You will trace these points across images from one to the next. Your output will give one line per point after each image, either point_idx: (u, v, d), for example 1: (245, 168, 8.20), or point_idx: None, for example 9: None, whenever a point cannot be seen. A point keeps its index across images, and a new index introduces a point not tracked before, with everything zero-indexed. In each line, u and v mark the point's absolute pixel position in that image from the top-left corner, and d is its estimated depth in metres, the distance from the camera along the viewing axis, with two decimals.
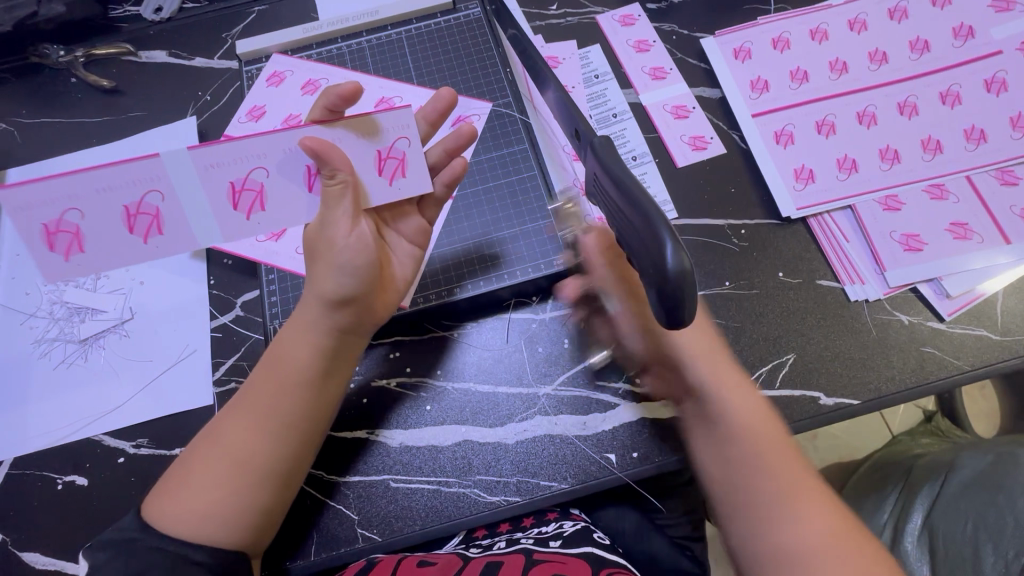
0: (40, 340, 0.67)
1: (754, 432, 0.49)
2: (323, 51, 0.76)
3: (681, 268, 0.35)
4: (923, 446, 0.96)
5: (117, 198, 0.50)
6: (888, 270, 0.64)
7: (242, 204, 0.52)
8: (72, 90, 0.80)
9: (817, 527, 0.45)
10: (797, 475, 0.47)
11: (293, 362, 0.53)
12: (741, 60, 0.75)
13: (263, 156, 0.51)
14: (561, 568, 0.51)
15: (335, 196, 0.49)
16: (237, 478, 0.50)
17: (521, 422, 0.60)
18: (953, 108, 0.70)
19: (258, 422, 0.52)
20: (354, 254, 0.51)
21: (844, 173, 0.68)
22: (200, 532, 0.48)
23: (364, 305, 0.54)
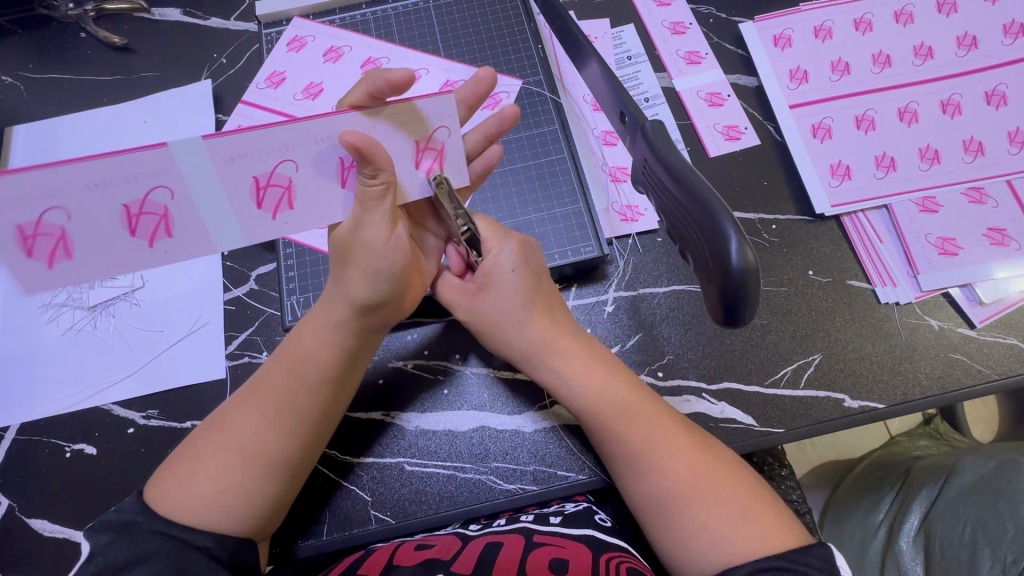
0: (48, 305, 0.65)
1: (597, 401, 0.52)
2: (346, 17, 0.73)
3: (746, 266, 0.33)
4: (922, 448, 0.95)
5: (114, 195, 0.45)
6: (921, 273, 0.62)
7: (266, 202, 0.48)
8: (81, 46, 0.77)
9: (667, 477, 0.50)
10: (655, 433, 0.51)
11: (311, 358, 0.52)
12: (781, 47, 0.72)
13: (290, 149, 0.46)
14: (560, 553, 0.51)
15: (376, 198, 0.46)
16: (245, 468, 0.49)
17: (540, 411, 0.60)
18: (998, 109, 0.67)
19: (273, 417, 0.50)
20: (395, 261, 0.49)
21: (881, 171, 0.66)
22: (202, 519, 0.47)
23: (391, 307, 0.52)
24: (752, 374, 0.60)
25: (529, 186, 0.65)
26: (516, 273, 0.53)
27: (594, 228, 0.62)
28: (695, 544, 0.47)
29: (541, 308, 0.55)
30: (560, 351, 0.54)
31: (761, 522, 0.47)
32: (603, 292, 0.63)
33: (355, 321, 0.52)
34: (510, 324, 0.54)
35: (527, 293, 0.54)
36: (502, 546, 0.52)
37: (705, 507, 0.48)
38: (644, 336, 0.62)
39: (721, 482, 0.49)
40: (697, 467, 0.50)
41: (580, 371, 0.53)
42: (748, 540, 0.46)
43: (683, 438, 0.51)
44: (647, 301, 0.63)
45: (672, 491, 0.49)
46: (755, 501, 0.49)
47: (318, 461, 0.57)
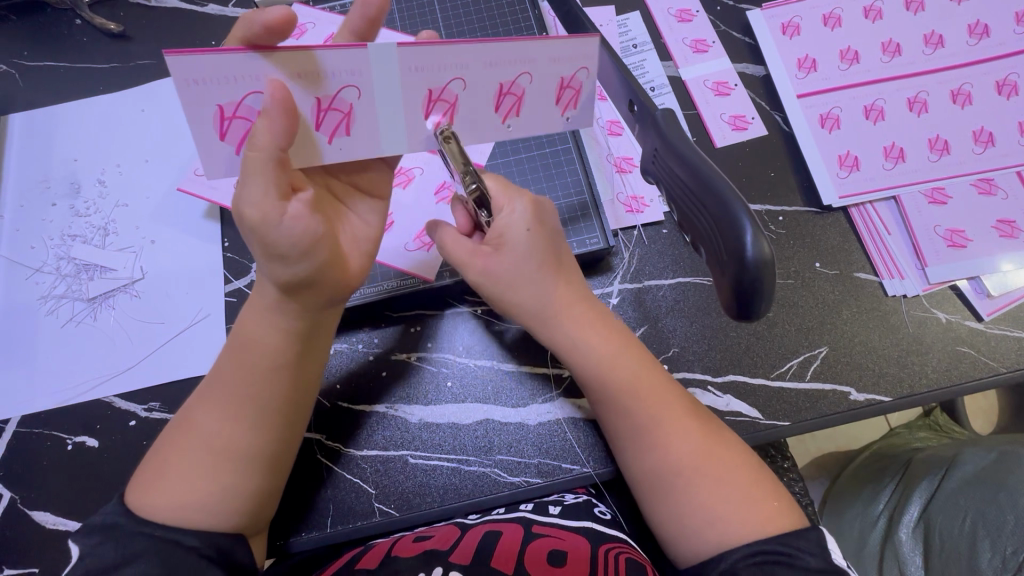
0: (47, 297, 0.65)
1: (607, 369, 0.52)
2: (346, 3, 0.72)
3: (762, 260, 0.33)
4: (922, 439, 0.95)
5: (213, 93, 0.42)
6: (929, 266, 0.62)
7: (326, 124, 0.45)
8: (76, 33, 0.75)
9: (673, 454, 0.49)
10: (665, 408, 0.51)
11: (259, 345, 0.49)
12: (790, 35, 0.71)
13: (356, 74, 0.43)
14: (558, 546, 0.50)
15: (259, 166, 0.41)
16: (217, 466, 0.48)
17: (544, 404, 0.59)
18: (1010, 98, 0.66)
19: (223, 407, 0.49)
20: (300, 238, 0.43)
21: (891, 162, 0.65)
22: (182, 518, 0.47)
23: (321, 287, 0.48)
24: (758, 366, 0.60)
25: (533, 177, 0.64)
26: (529, 234, 0.50)
27: (598, 219, 0.61)
28: (696, 523, 0.47)
29: (555, 270, 0.52)
30: (575, 317, 0.53)
31: (760, 503, 0.47)
32: (607, 284, 0.63)
33: (285, 305, 0.48)
34: (526, 284, 0.52)
35: (540, 254, 0.51)
36: (499, 536, 0.52)
37: (704, 488, 0.48)
38: (649, 328, 0.61)
39: (721, 466, 0.49)
40: (698, 454, 0.49)
41: (593, 339, 0.52)
42: (742, 523, 0.46)
43: (686, 423, 0.50)
44: (652, 293, 0.62)
45: (676, 468, 0.49)
46: (756, 486, 0.48)
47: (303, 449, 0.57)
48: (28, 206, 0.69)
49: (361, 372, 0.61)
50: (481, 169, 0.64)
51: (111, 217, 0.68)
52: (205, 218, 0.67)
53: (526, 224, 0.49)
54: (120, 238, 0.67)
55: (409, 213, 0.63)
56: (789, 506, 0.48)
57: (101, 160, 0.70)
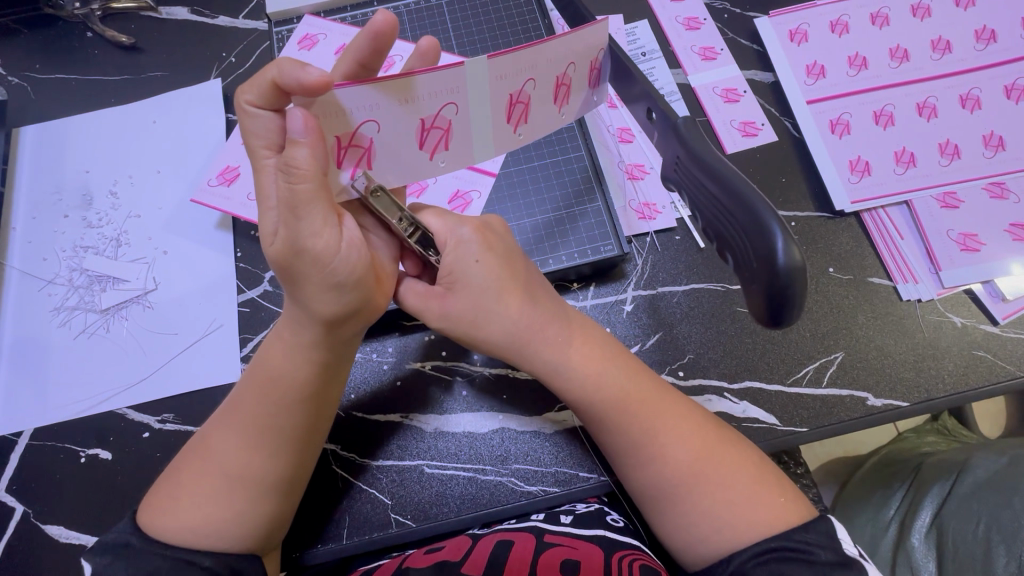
0: (60, 308, 0.65)
1: (595, 390, 0.50)
2: (358, 14, 0.72)
3: (793, 266, 0.32)
4: (931, 444, 0.95)
5: (329, 128, 0.42)
6: (943, 270, 0.62)
7: (430, 143, 0.47)
8: (88, 45, 0.76)
9: (672, 463, 0.49)
10: (665, 419, 0.50)
11: (286, 376, 0.48)
12: (797, 42, 0.72)
13: (457, 91, 0.44)
14: (571, 555, 0.50)
15: (308, 197, 0.40)
16: (235, 491, 0.48)
17: (560, 413, 0.59)
18: (1019, 102, 0.67)
19: (250, 438, 0.48)
20: (355, 266, 0.44)
21: (901, 167, 0.65)
22: (192, 540, 0.47)
23: (361, 313, 0.47)
24: (773, 372, 0.59)
25: (545, 184, 0.64)
26: (480, 264, 0.49)
27: (612, 229, 0.61)
28: (700, 532, 0.47)
29: (519, 291, 0.50)
30: (548, 340, 0.51)
31: (769, 505, 0.47)
32: (621, 291, 0.63)
33: (317, 338, 0.47)
34: (488, 316, 0.50)
35: (497, 281, 0.49)
36: (513, 546, 0.52)
37: (706, 491, 0.48)
38: (664, 335, 0.61)
39: (722, 466, 0.49)
40: (701, 454, 0.49)
41: (570, 360, 0.51)
42: (752, 525, 0.46)
43: (692, 425, 0.50)
44: (666, 300, 0.62)
45: (675, 478, 0.49)
46: (764, 484, 0.48)
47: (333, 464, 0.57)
48: (41, 218, 0.69)
49: (376, 381, 0.60)
50: (494, 178, 0.64)
51: (123, 228, 0.68)
52: (217, 228, 0.67)
53: (478, 259, 0.49)
54: (133, 248, 0.67)
55: None
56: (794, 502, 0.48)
57: (113, 171, 0.71)
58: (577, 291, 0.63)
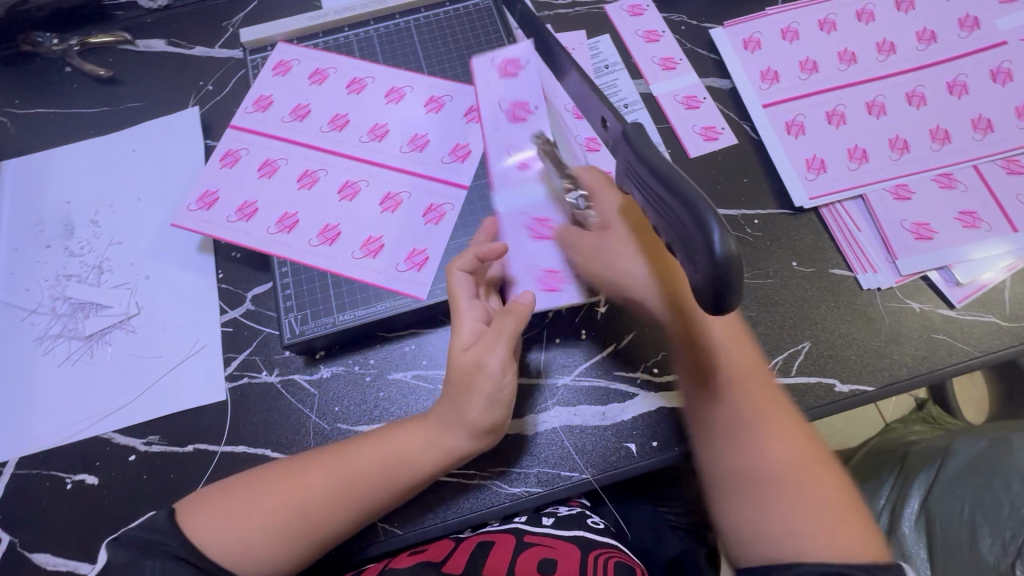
0: (43, 336, 0.65)
1: (744, 372, 0.51)
2: (330, 40, 0.75)
3: (731, 257, 0.33)
4: (916, 433, 0.97)
5: (218, 212, 0.66)
6: (899, 258, 0.64)
7: (265, 174, 0.68)
8: (66, 79, 0.78)
9: (781, 457, 0.48)
10: (779, 415, 0.50)
11: (412, 459, 0.52)
12: (751, 50, 0.75)
13: (272, 150, 0.69)
14: (549, 554, 0.55)
15: (502, 326, 0.53)
16: (298, 534, 0.50)
17: (541, 413, 0.60)
18: (960, 98, 0.71)
19: (350, 498, 0.51)
20: (501, 379, 0.52)
21: (855, 163, 0.69)
22: (234, 563, 0.49)
23: (455, 423, 0.52)
24: None
25: None
26: (620, 217, 0.55)
27: None
28: (778, 530, 0.46)
29: (657, 249, 0.54)
30: (740, 327, 0.53)
31: (842, 527, 0.45)
32: None
33: (453, 439, 0.52)
34: (617, 258, 0.55)
35: (654, 241, 0.54)
36: (493, 545, 0.56)
37: (775, 492, 0.47)
38: (638, 333, 0.63)
39: (817, 479, 0.47)
40: (796, 460, 0.48)
41: (731, 334, 0.53)
42: (831, 541, 0.44)
43: (793, 431, 0.49)
44: None
45: (774, 470, 0.48)
46: (847, 507, 0.47)
47: None
48: (23, 249, 0.70)
49: (359, 392, 0.62)
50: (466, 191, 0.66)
51: (105, 255, 0.69)
52: (198, 251, 0.69)
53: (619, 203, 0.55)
54: (115, 275, 0.68)
55: (400, 234, 0.65)
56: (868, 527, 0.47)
57: (94, 201, 0.72)
58: None
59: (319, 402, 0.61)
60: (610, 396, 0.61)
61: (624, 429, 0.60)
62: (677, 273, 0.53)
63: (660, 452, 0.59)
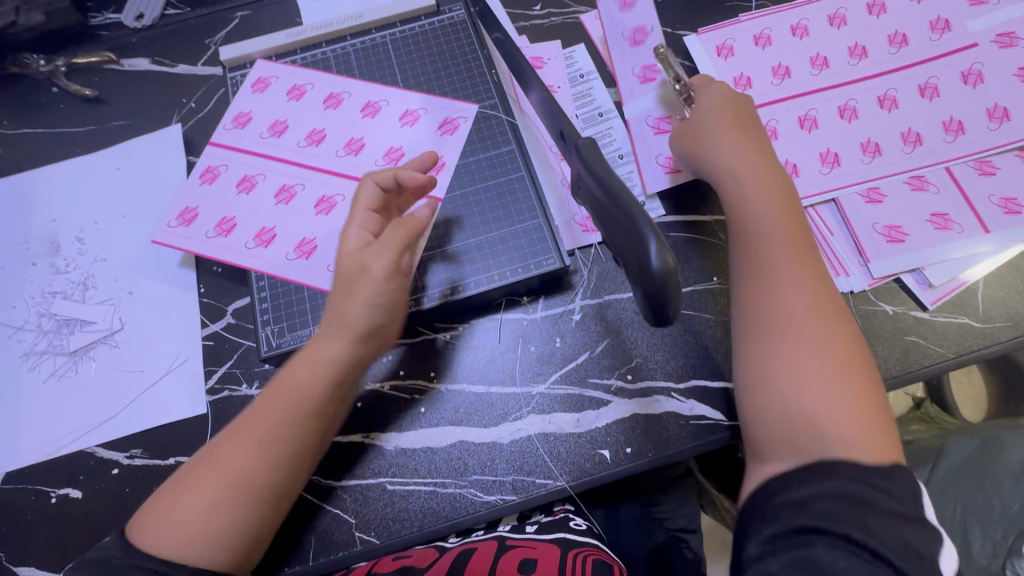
0: (29, 353, 0.67)
1: (782, 227, 0.54)
2: (308, 56, 0.76)
3: (665, 268, 0.34)
4: (915, 433, 0.96)
5: (198, 227, 0.67)
6: (871, 261, 0.65)
7: (244, 189, 0.69)
8: (53, 99, 0.80)
9: (805, 313, 0.50)
10: (822, 290, 0.52)
11: (308, 385, 0.53)
12: (724, 56, 0.76)
13: (252, 166, 0.70)
14: (529, 554, 0.55)
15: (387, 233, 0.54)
16: (230, 498, 0.50)
17: (515, 421, 0.61)
18: (933, 100, 0.71)
19: (276, 443, 0.52)
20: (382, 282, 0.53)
21: (827, 167, 0.69)
22: (184, 552, 0.48)
23: (346, 329, 0.53)
24: (718, 371, 0.62)
25: (489, 206, 0.67)
26: (717, 116, 0.62)
27: (554, 245, 0.64)
28: (784, 380, 0.48)
29: (741, 136, 0.60)
30: (756, 170, 0.58)
31: (855, 406, 0.47)
32: (570, 302, 0.65)
33: (341, 345, 0.53)
34: (734, 150, 0.59)
35: (732, 124, 0.61)
36: (474, 551, 0.57)
37: (812, 361, 0.48)
38: (612, 340, 0.64)
39: (840, 352, 0.49)
40: (820, 312, 0.50)
41: (766, 196, 0.56)
42: (843, 422, 0.46)
43: (834, 309, 0.51)
44: (613, 307, 0.65)
45: (796, 322, 0.50)
46: (862, 387, 0.48)
47: (321, 501, 0.59)
48: (9, 267, 0.71)
49: None
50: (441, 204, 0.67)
51: (90, 271, 0.70)
52: (180, 266, 0.70)
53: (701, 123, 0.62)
54: (99, 291, 0.69)
55: None
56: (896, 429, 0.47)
57: (79, 218, 0.73)
58: (501, 309, 0.66)
59: None
60: (585, 404, 0.61)
61: (598, 436, 0.60)
62: (771, 157, 0.59)
63: (635, 458, 0.59)
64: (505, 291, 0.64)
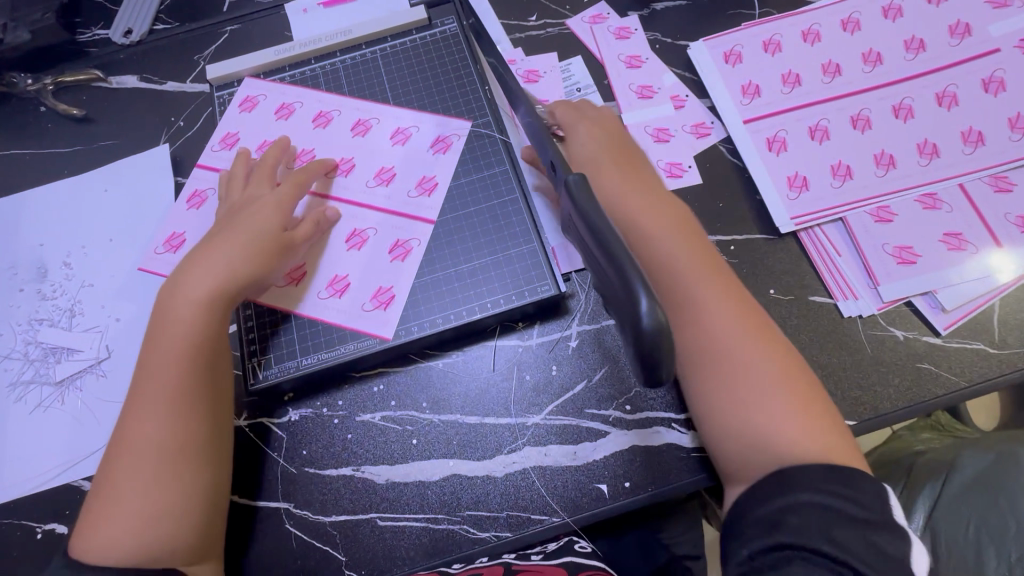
0: (16, 382, 0.66)
1: (681, 254, 0.55)
2: (297, 73, 0.74)
3: (658, 325, 0.33)
4: (924, 441, 0.93)
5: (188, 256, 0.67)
6: (881, 284, 0.62)
7: None
8: (41, 119, 0.79)
9: (719, 337, 0.52)
10: (723, 303, 0.54)
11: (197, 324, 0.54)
12: (732, 63, 0.73)
13: None
14: None
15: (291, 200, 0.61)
16: (162, 463, 0.50)
17: (510, 454, 0.59)
18: (950, 109, 0.68)
19: (191, 387, 0.52)
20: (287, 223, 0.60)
21: (839, 180, 0.66)
22: (150, 536, 0.48)
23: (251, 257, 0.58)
24: None
25: (482, 229, 0.65)
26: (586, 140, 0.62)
27: (549, 272, 0.63)
28: (737, 420, 0.50)
29: (629, 161, 0.61)
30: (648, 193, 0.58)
31: (800, 416, 0.49)
32: (567, 327, 0.63)
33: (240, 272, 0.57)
34: (631, 177, 0.59)
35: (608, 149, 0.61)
36: None
37: (745, 389, 0.50)
38: (610, 368, 0.61)
39: (760, 364, 0.51)
40: (732, 329, 0.52)
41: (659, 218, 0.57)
42: (796, 436, 0.48)
43: (744, 319, 0.53)
44: (611, 332, 0.63)
45: (719, 352, 0.52)
46: (797, 389, 0.50)
47: (311, 536, 0.57)
48: None
49: (327, 435, 0.60)
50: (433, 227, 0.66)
51: (76, 297, 0.69)
52: None
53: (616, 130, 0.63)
54: (86, 318, 0.68)
55: (364, 272, 0.64)
56: (822, 394, 0.51)
57: (67, 242, 0.72)
58: (496, 335, 0.64)
59: (286, 446, 0.60)
60: (583, 435, 0.59)
61: (596, 469, 0.58)
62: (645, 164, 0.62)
63: (634, 492, 0.57)
64: (500, 317, 0.63)
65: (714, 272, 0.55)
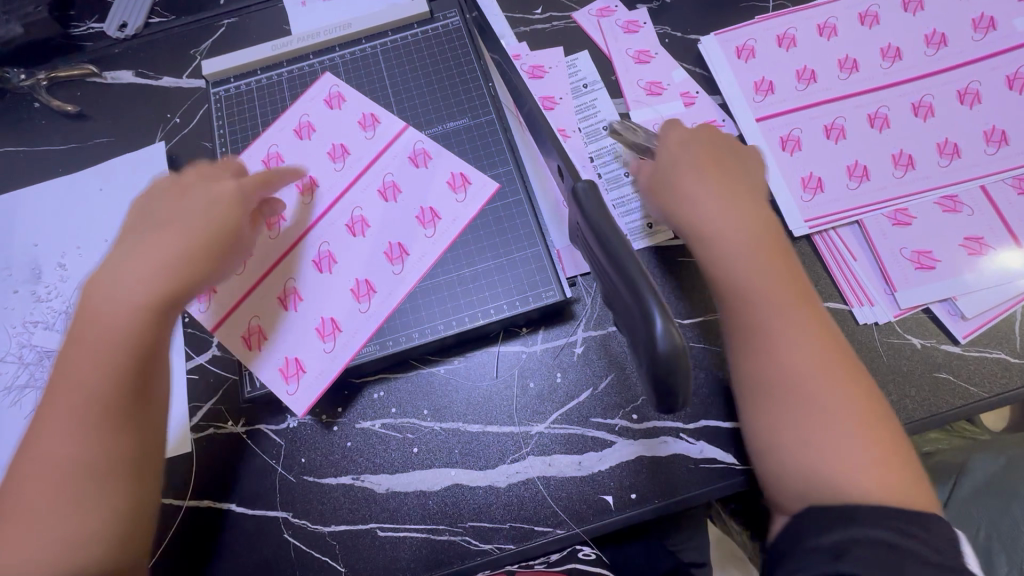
0: (10, 386, 0.64)
1: (767, 271, 0.48)
2: (295, 69, 0.72)
3: (672, 347, 0.33)
4: (931, 442, 0.90)
5: None
6: (898, 290, 0.60)
7: None
8: (35, 116, 0.77)
9: (797, 362, 0.46)
10: (810, 327, 0.47)
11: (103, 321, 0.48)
12: (745, 59, 0.71)
13: None
14: None
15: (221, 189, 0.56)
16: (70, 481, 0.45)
17: (514, 464, 0.57)
18: (972, 107, 0.65)
19: (102, 392, 0.46)
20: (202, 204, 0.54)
21: (855, 181, 0.64)
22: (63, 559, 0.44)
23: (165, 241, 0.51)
24: (731, 410, 0.57)
25: (486, 232, 0.63)
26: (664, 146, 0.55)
27: (554, 276, 0.61)
28: (806, 453, 0.44)
29: (711, 163, 0.53)
30: (730, 198, 0.51)
31: (879, 459, 0.43)
32: (572, 333, 0.61)
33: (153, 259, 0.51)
34: (699, 180, 0.52)
35: (685, 154, 0.54)
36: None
37: (824, 427, 0.44)
38: (616, 375, 0.60)
39: (846, 402, 0.45)
40: (817, 357, 0.46)
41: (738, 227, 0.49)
42: (877, 483, 0.42)
43: (828, 348, 0.46)
44: (617, 338, 0.61)
45: (794, 380, 0.45)
46: (884, 434, 0.44)
47: (311, 546, 0.56)
48: None
49: (326, 443, 0.59)
50: None
51: (72, 300, 0.68)
52: None
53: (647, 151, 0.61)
54: None
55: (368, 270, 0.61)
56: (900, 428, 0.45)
57: (61, 243, 0.71)
58: (498, 341, 0.62)
59: (285, 454, 0.59)
60: (588, 445, 0.57)
61: (602, 480, 0.56)
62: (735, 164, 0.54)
63: (641, 503, 0.56)
64: (504, 323, 0.61)
65: (797, 295, 0.47)
